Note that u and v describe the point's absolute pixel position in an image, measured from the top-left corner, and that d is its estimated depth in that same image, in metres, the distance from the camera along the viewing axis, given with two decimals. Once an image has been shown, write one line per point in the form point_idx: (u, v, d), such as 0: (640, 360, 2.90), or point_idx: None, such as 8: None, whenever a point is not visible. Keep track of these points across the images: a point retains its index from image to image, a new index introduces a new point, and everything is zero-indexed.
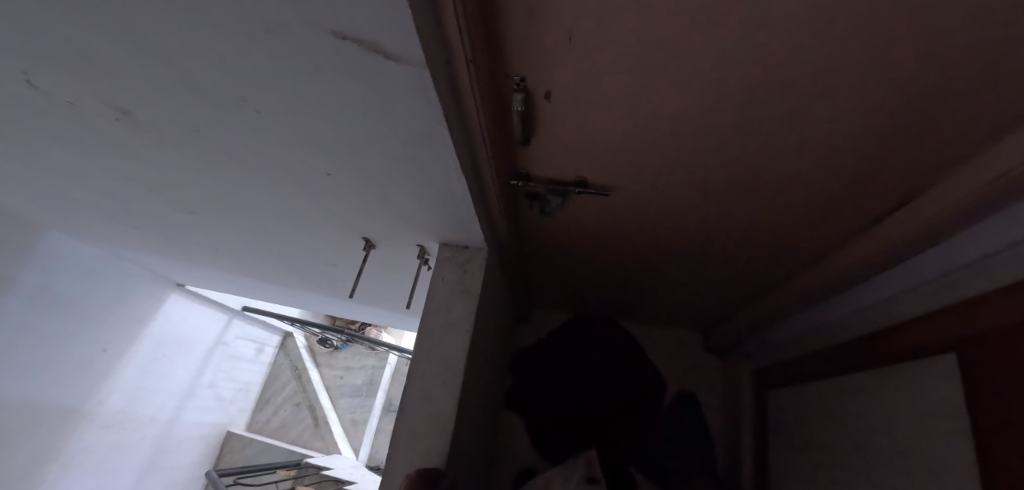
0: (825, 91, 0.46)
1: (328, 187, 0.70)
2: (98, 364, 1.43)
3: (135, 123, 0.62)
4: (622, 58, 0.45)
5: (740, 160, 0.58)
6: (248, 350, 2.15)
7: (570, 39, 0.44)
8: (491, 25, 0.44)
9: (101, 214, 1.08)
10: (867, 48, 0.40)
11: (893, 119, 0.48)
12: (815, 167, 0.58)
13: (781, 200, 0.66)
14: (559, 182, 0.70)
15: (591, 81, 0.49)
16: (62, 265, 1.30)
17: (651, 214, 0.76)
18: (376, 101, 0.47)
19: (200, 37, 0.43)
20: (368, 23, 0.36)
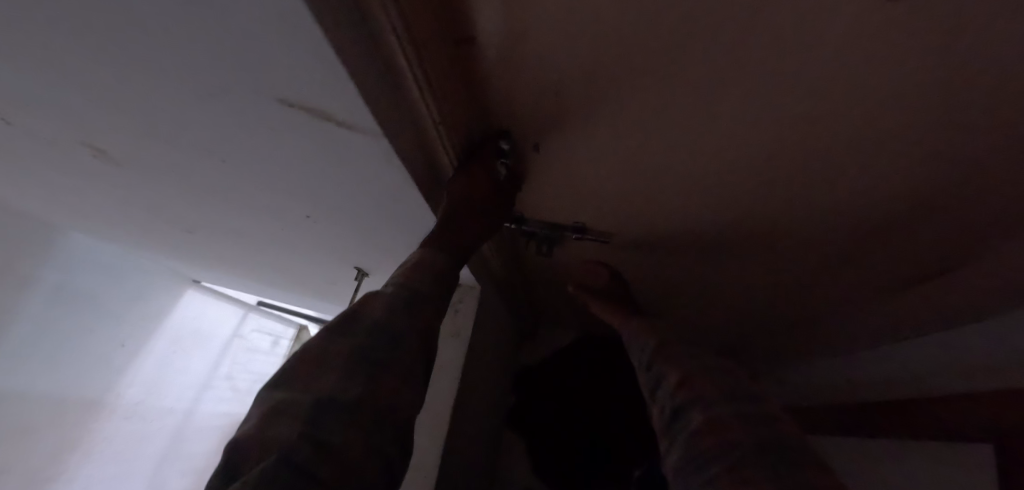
0: (847, 146, 0.40)
1: (311, 227, 0.66)
2: (117, 358, 1.49)
3: (112, 160, 0.60)
4: (619, 109, 0.40)
5: (756, 215, 0.51)
6: (264, 343, 2.22)
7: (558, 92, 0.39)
8: (467, 77, 0.39)
9: (110, 223, 1.09)
10: (900, 104, 0.34)
11: (935, 179, 0.41)
12: (838, 221, 0.51)
13: (805, 256, 0.59)
14: (554, 226, 0.62)
15: (586, 133, 0.44)
16: (81, 263, 1.34)
17: (658, 259, 0.69)
18: (342, 164, 0.43)
19: (149, 92, 0.40)
20: (313, 90, 0.32)
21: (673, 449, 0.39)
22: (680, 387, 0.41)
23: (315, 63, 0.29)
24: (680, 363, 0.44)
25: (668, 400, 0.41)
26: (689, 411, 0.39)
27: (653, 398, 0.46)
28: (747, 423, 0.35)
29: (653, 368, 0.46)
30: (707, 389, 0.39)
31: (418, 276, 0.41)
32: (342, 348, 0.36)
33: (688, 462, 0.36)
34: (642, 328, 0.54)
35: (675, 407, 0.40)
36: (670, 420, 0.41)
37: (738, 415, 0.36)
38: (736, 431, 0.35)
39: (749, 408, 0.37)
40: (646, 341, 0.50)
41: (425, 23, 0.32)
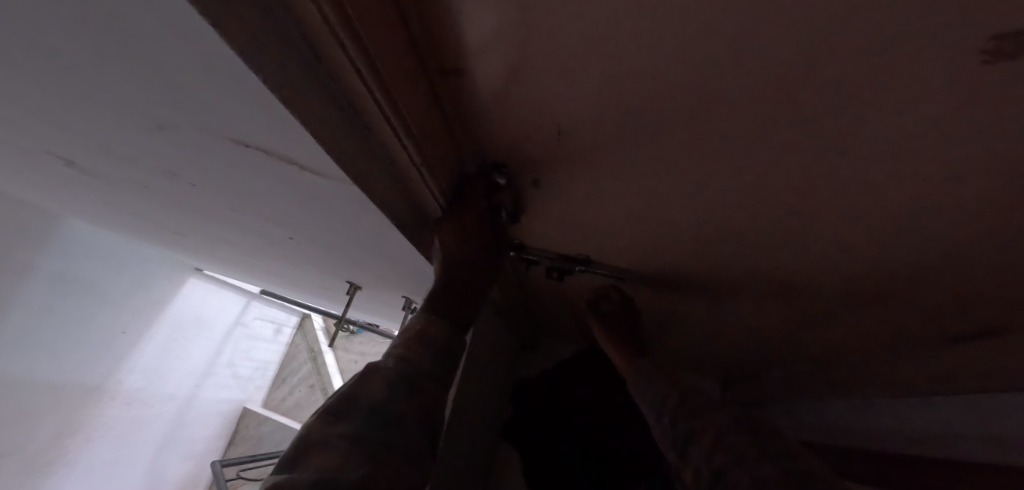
0: (901, 215, 0.33)
1: (295, 246, 0.62)
2: (119, 346, 1.49)
3: (85, 171, 0.57)
4: (633, 158, 0.34)
5: (779, 270, 0.46)
6: (266, 331, 2.27)
7: (559, 134, 0.33)
8: (455, 118, 0.33)
9: (101, 216, 1.04)
10: (980, 176, 0.28)
11: (1005, 256, 0.35)
12: (878, 287, 0.44)
13: (842, 316, 0.52)
14: (563, 257, 0.55)
15: (593, 179, 0.38)
16: (81, 250, 1.31)
17: (673, 310, 0.63)
18: (306, 199, 0.39)
19: (98, 119, 0.36)
20: (268, 134, 0.28)
21: None
22: (707, 441, 0.42)
23: (257, 106, 0.25)
24: (702, 412, 0.45)
25: (698, 457, 0.42)
26: (721, 465, 0.39)
27: (680, 459, 0.44)
28: (768, 461, 0.37)
29: (667, 416, 0.46)
30: (736, 442, 0.40)
31: (422, 349, 0.37)
32: (339, 435, 0.31)
33: None
34: (646, 369, 0.53)
35: (708, 462, 0.40)
36: (699, 476, 0.41)
37: (773, 463, 0.37)
38: (764, 467, 0.37)
39: (775, 454, 0.38)
40: (658, 390, 0.49)
41: (393, 60, 0.25)
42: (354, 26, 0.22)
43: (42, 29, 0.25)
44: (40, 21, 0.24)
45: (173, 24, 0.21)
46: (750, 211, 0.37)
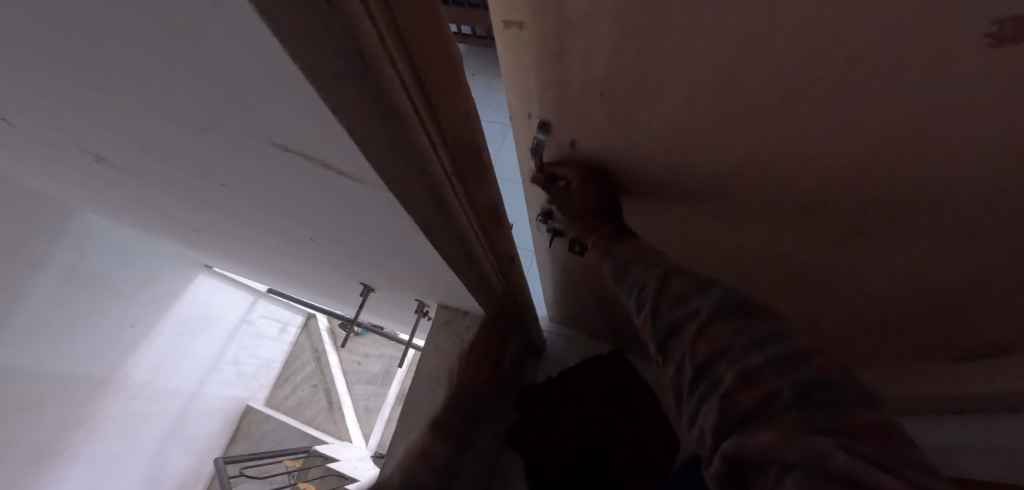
0: None
1: (315, 247, 0.62)
2: (128, 339, 1.51)
3: (115, 167, 0.58)
4: (661, 128, 0.41)
5: None
6: (271, 329, 2.26)
7: (601, 95, 0.39)
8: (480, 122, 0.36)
9: (121, 211, 1.06)
10: None
11: None
12: None
13: None
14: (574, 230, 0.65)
15: (628, 134, 0.44)
16: (92, 243, 1.32)
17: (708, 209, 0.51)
18: (340, 204, 0.40)
19: (141, 119, 0.37)
20: (314, 143, 0.29)
21: (698, 407, 0.36)
22: (691, 331, 0.38)
23: (310, 119, 0.26)
24: (688, 296, 0.40)
25: (682, 354, 0.38)
26: (709, 362, 0.36)
27: (664, 355, 0.41)
28: (780, 371, 0.32)
29: (651, 306, 0.42)
30: (725, 332, 0.36)
31: None
32: None
33: (715, 421, 0.33)
34: (631, 255, 0.48)
35: (695, 360, 0.37)
36: (683, 372, 0.38)
37: (764, 355, 0.33)
38: (772, 381, 0.32)
39: (773, 343, 0.34)
40: (643, 278, 0.45)
41: (425, 54, 0.28)
42: (397, 23, 0.25)
43: (106, 49, 0.26)
44: (106, 43, 0.25)
45: (239, 53, 0.22)
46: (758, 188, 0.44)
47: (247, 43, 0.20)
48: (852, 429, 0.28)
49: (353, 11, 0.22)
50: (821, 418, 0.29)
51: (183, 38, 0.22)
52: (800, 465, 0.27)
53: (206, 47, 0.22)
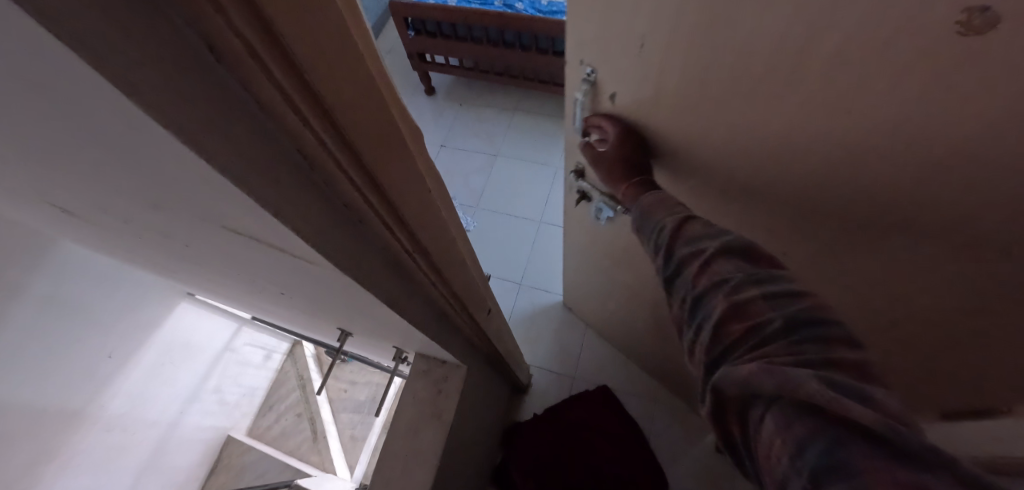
0: None
1: (288, 299, 0.62)
2: (104, 370, 1.36)
3: (81, 219, 0.57)
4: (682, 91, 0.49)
5: None
6: (255, 356, 2.18)
7: (642, 47, 0.47)
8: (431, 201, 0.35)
9: (100, 247, 1.04)
10: None
11: None
12: None
13: None
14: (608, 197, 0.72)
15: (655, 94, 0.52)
16: (72, 273, 1.20)
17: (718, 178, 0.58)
18: (300, 269, 0.39)
19: (94, 194, 0.36)
20: (264, 232, 0.29)
21: (695, 336, 0.39)
22: (697, 266, 0.41)
23: (254, 217, 0.26)
24: (698, 234, 0.43)
25: (686, 288, 0.41)
26: (709, 296, 0.39)
27: (670, 290, 0.45)
28: (774, 306, 0.35)
29: (662, 246, 0.46)
30: (728, 270, 0.39)
31: None
32: None
33: (710, 347, 0.37)
34: (654, 202, 0.52)
35: (696, 295, 0.40)
36: (684, 304, 0.42)
37: (761, 292, 0.36)
38: (764, 314, 0.35)
39: (771, 283, 0.37)
40: (656, 220, 0.49)
41: (378, 148, 0.27)
42: (343, 133, 0.24)
43: (30, 146, 0.24)
44: (33, 145, 0.24)
45: (164, 161, 0.21)
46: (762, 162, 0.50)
47: (168, 156, 0.19)
48: (837, 361, 0.30)
49: (290, 122, 0.21)
50: (809, 350, 0.31)
51: (112, 152, 0.21)
52: (784, 391, 0.29)
53: (124, 152, 0.21)
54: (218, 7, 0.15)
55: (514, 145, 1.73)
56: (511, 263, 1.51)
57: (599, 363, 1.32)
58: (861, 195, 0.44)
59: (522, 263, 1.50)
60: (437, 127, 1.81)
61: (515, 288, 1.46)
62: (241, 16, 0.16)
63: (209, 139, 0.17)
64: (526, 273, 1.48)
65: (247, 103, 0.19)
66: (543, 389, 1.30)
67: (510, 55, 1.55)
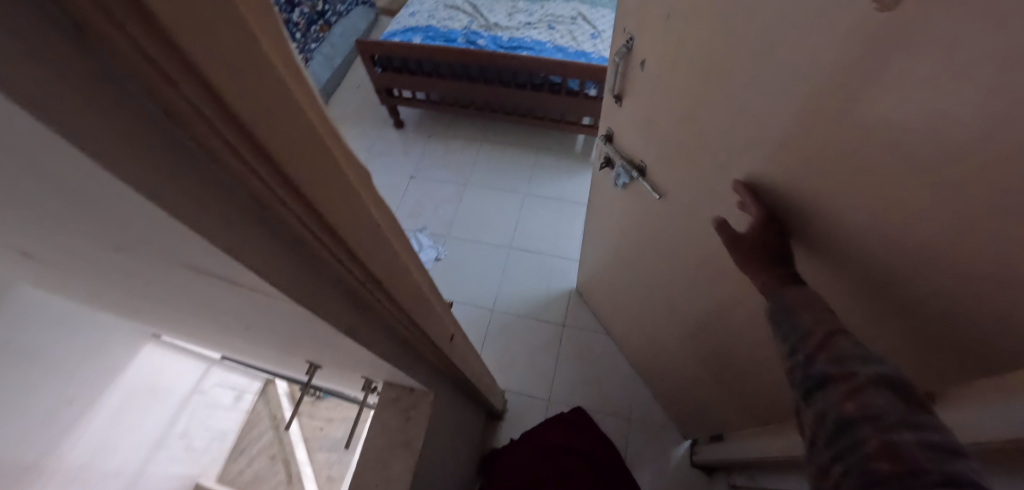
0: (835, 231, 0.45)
1: (254, 333, 0.63)
2: (63, 417, 1.27)
3: (42, 262, 0.56)
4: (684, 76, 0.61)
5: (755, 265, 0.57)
6: (225, 397, 2.07)
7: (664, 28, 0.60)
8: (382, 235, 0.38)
9: (61, 290, 1.01)
10: None
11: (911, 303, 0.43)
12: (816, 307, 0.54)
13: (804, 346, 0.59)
14: (629, 161, 0.84)
15: (670, 65, 0.62)
16: (36, 318, 1.16)
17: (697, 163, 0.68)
18: (260, 301, 0.41)
19: (57, 239, 0.37)
20: (220, 268, 0.31)
21: (831, 453, 0.40)
22: (851, 388, 0.42)
23: (208, 254, 0.28)
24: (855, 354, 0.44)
25: (830, 402, 0.43)
26: (857, 425, 0.39)
27: (810, 401, 0.46)
28: (931, 454, 0.34)
29: (809, 356, 0.47)
30: (885, 400, 0.39)
31: None
32: None
33: (848, 470, 0.38)
34: (801, 302, 0.51)
35: (842, 416, 0.41)
36: (824, 419, 0.43)
37: (918, 434, 0.36)
38: (920, 458, 0.34)
39: (933, 432, 0.36)
40: (801, 327, 0.50)
41: (323, 190, 0.30)
42: (288, 176, 0.26)
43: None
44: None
45: (119, 207, 0.23)
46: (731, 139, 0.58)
47: (120, 201, 0.21)
48: None
49: (238, 171, 0.23)
50: None
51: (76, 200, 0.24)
52: None
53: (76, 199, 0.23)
54: (172, 85, 0.18)
55: (483, 174, 1.79)
56: (485, 288, 1.53)
57: (573, 383, 1.34)
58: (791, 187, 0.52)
59: (493, 289, 1.53)
60: (408, 158, 1.85)
61: (488, 314, 1.48)
62: (194, 92, 0.19)
63: (152, 186, 0.20)
64: (498, 298, 1.51)
65: (199, 156, 0.21)
66: (520, 413, 1.30)
67: (475, 88, 1.62)
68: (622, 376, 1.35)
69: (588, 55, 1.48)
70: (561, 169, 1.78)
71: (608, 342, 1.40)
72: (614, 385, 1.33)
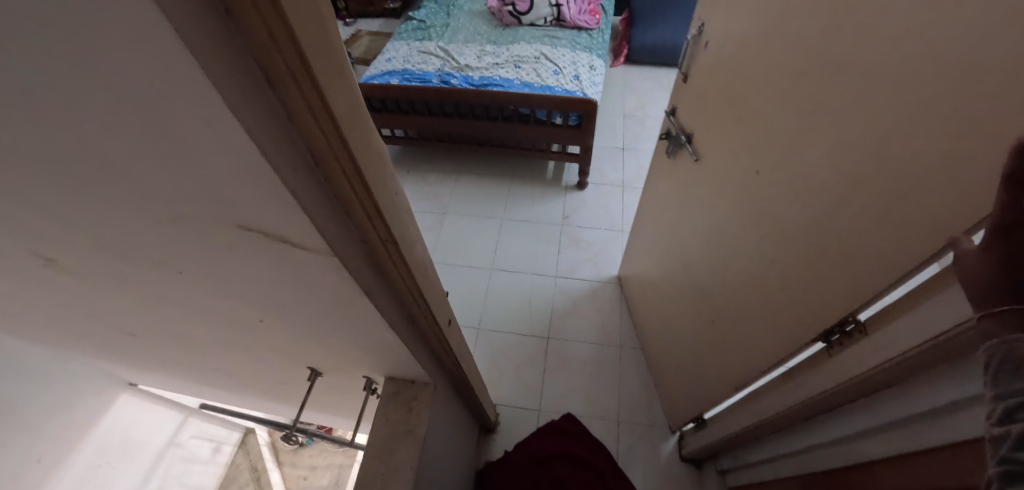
0: (810, 161, 0.64)
1: (265, 330, 0.68)
2: (29, 479, 1.11)
3: (51, 280, 0.58)
4: (724, 58, 0.85)
5: (767, 201, 0.75)
6: (203, 450, 1.94)
7: (718, 24, 0.87)
8: (396, 206, 0.46)
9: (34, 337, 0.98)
10: None
11: (848, 217, 0.58)
12: (791, 242, 0.70)
13: (783, 280, 0.73)
14: (682, 129, 1.06)
15: (720, 43, 0.86)
16: (7, 368, 1.04)
17: (714, 132, 0.91)
18: (286, 271, 0.47)
19: (102, 227, 0.42)
20: (276, 223, 0.37)
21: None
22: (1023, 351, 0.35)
23: (269, 204, 0.34)
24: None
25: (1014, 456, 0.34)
26: None
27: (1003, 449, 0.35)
28: None
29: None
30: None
31: None
32: None
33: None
34: None
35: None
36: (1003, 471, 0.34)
37: None
38: None
39: None
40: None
41: (360, 151, 0.37)
42: (341, 134, 0.34)
43: (76, 169, 0.31)
44: (85, 165, 0.30)
45: (207, 159, 0.29)
46: (750, 96, 0.77)
47: (214, 150, 0.28)
48: None
49: (305, 123, 0.31)
50: None
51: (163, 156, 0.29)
52: None
53: (164, 157, 0.29)
54: (275, 46, 0.26)
55: (462, 203, 1.89)
56: (469, 309, 1.58)
57: (563, 391, 1.38)
58: (779, 134, 0.70)
59: (479, 308, 1.58)
60: None
61: (475, 332, 1.52)
62: (291, 55, 0.27)
63: (252, 121, 0.27)
64: (484, 317, 1.56)
65: (278, 107, 0.29)
66: (512, 425, 1.32)
67: (451, 123, 1.76)
68: (610, 380, 1.40)
69: (552, 88, 1.65)
70: (533, 194, 1.90)
71: (592, 349, 1.47)
72: (602, 390, 1.38)
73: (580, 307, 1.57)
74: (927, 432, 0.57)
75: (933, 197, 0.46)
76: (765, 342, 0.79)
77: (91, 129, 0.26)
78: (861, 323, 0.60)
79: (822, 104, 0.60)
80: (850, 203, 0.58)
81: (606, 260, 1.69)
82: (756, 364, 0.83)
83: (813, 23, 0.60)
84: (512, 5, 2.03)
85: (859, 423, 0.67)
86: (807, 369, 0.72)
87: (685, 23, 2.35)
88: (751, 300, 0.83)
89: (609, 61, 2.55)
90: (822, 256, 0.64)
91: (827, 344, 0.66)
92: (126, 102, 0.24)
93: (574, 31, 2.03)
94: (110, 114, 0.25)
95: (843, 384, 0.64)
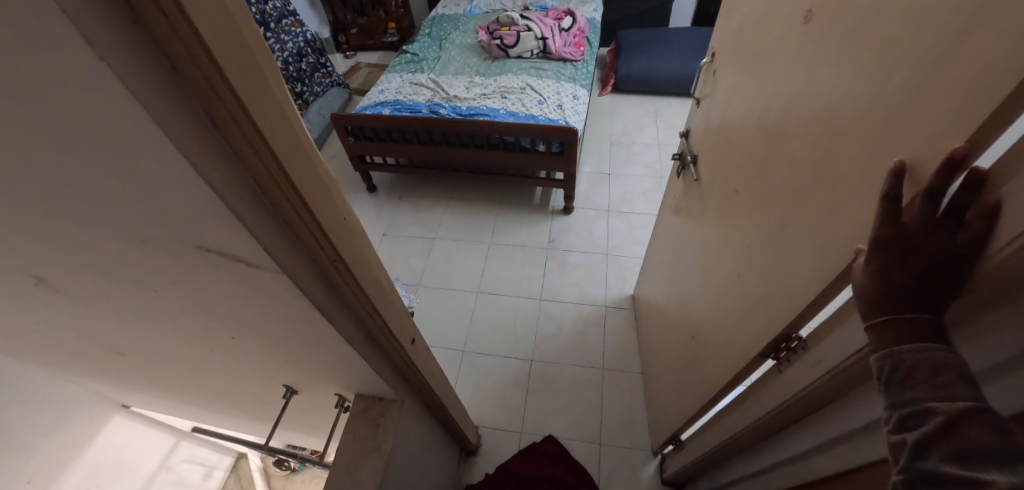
0: (774, 181, 0.68)
1: (240, 348, 0.71)
2: None
3: (41, 299, 0.63)
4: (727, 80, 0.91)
5: (742, 218, 0.79)
6: (193, 474, 1.94)
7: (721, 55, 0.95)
8: (348, 230, 0.51)
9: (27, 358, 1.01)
10: None
11: (791, 236, 0.62)
12: (754, 259, 0.73)
13: (744, 298, 0.76)
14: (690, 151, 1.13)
15: (725, 66, 0.92)
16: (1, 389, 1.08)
17: (713, 152, 0.96)
18: (247, 289, 0.51)
19: (79, 248, 0.46)
20: (230, 244, 0.42)
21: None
22: (906, 362, 0.40)
23: (219, 228, 0.39)
24: (912, 338, 0.41)
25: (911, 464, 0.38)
26: None
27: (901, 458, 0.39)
28: None
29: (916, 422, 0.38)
30: (970, 393, 0.37)
31: None
32: None
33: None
34: (921, 362, 0.39)
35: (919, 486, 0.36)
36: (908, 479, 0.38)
37: None
38: None
39: None
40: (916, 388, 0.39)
41: (305, 181, 0.42)
42: (283, 166, 0.39)
43: (55, 196, 0.36)
44: (60, 193, 0.35)
45: (161, 186, 0.34)
46: (739, 118, 0.82)
47: (166, 179, 0.33)
48: None
49: (248, 157, 0.36)
50: None
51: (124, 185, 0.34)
52: None
53: (126, 186, 0.34)
54: (218, 97, 0.31)
55: (451, 228, 1.95)
56: (454, 332, 1.60)
57: (546, 413, 1.39)
58: (756, 153, 0.75)
59: (464, 330, 1.61)
60: (379, 218, 2.01)
61: (460, 355, 1.54)
62: (231, 102, 0.32)
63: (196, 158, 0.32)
64: (468, 339, 1.58)
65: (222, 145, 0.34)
66: (494, 448, 1.32)
67: (440, 151, 1.84)
68: (593, 402, 1.40)
69: (535, 117, 1.74)
70: (520, 219, 1.96)
71: (575, 371, 1.47)
72: (585, 412, 1.38)
73: (564, 330, 1.58)
74: (866, 444, 0.58)
75: (850, 218, 0.50)
76: (728, 359, 0.81)
77: (63, 164, 0.31)
78: (802, 339, 0.62)
79: (786, 127, 0.64)
80: (794, 223, 0.61)
81: (591, 284, 1.71)
82: (720, 382, 0.84)
83: (786, 52, 0.66)
84: (500, 39, 2.14)
85: (814, 439, 0.68)
86: (762, 386, 0.73)
87: (674, 55, 2.46)
88: (722, 315, 0.85)
89: (596, 90, 2.66)
90: (772, 275, 0.67)
91: (777, 360, 0.68)
92: (88, 140, 0.29)
93: (559, 63, 2.14)
94: (76, 150, 0.30)
95: (791, 399, 0.65)
